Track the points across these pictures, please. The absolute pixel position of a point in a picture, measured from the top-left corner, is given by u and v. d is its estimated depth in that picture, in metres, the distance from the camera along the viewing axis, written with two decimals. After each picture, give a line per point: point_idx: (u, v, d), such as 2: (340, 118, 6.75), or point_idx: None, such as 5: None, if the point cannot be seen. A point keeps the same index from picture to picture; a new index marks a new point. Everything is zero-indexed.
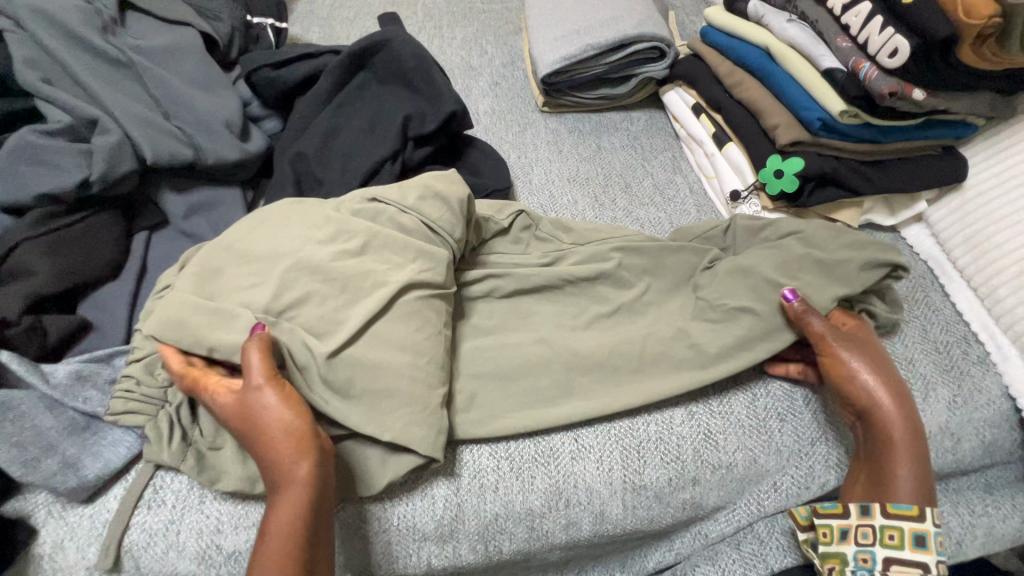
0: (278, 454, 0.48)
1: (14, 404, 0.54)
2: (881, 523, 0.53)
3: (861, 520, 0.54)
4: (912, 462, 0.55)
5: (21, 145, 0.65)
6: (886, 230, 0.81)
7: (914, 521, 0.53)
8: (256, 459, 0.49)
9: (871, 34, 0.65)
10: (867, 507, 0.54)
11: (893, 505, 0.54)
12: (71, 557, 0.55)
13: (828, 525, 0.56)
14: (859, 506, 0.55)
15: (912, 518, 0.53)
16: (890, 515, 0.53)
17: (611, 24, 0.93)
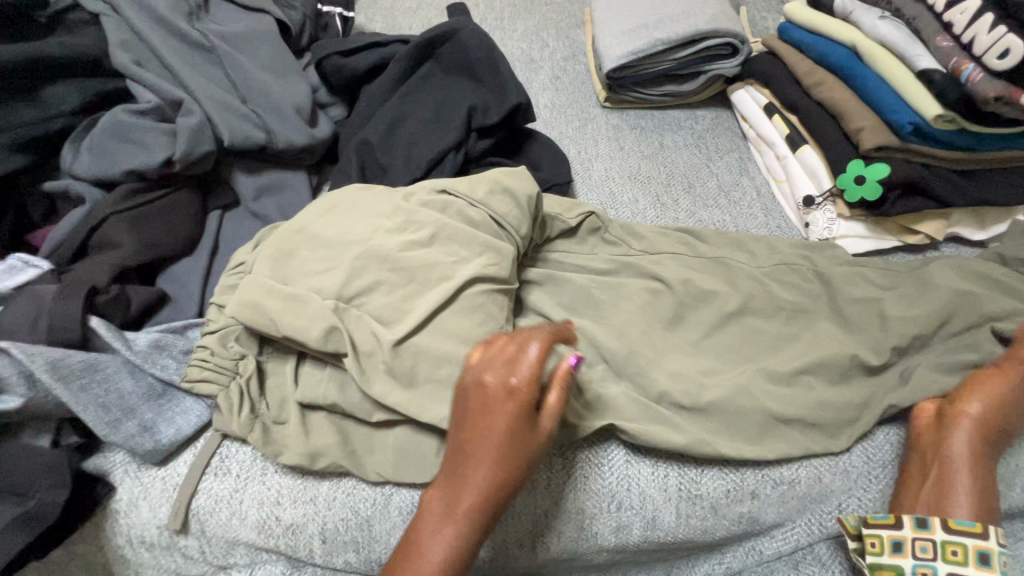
0: (507, 440, 0.49)
1: (100, 366, 0.56)
2: (942, 538, 0.52)
3: (918, 533, 0.53)
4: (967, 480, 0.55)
5: (114, 123, 0.69)
6: (973, 245, 0.76)
7: (978, 538, 0.52)
8: (516, 442, 0.49)
9: (978, 32, 0.61)
10: (926, 521, 0.53)
11: (956, 521, 0.52)
12: (143, 515, 0.58)
13: (879, 536, 0.53)
14: (915, 518, 0.53)
15: (975, 534, 0.52)
16: (951, 531, 0.52)
17: (683, 19, 0.90)
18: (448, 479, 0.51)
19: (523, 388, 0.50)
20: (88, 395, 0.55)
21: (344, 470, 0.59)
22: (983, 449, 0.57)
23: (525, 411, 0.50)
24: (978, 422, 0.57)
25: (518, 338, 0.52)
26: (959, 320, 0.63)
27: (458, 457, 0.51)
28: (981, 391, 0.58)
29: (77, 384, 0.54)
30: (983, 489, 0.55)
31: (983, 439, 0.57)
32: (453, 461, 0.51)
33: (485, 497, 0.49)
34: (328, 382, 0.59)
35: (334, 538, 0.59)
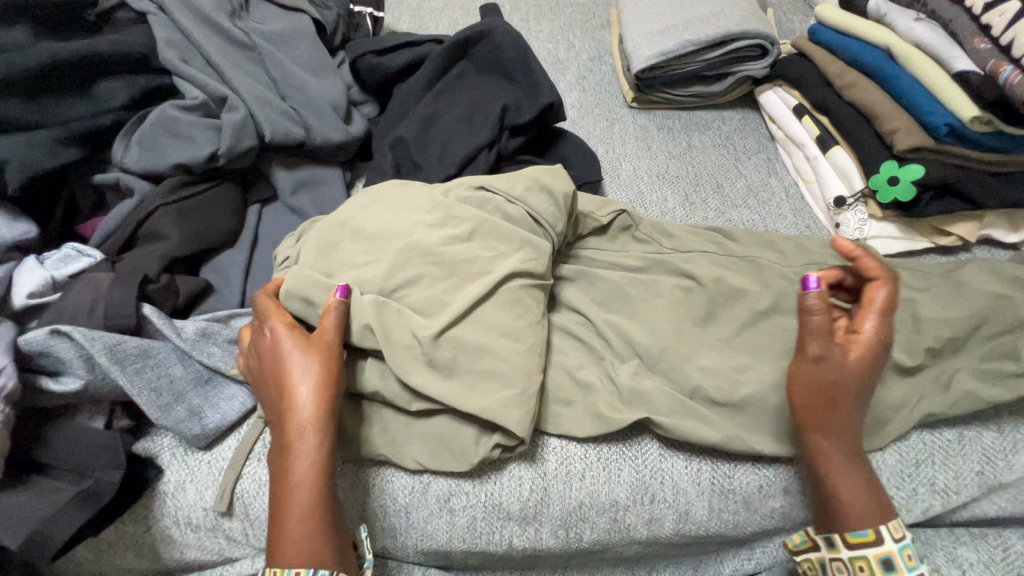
0: (281, 377, 0.53)
1: (153, 352, 0.58)
2: (848, 555, 0.51)
3: (831, 554, 0.53)
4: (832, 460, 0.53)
5: (163, 118, 0.71)
6: (1006, 248, 0.76)
7: (875, 546, 0.50)
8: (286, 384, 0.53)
9: (1019, 33, 0.61)
10: (829, 540, 0.53)
11: (851, 534, 0.51)
12: (189, 497, 0.60)
13: (811, 560, 0.55)
14: (824, 538, 0.53)
15: (870, 543, 0.50)
16: (852, 545, 0.51)
17: (712, 20, 0.91)
18: (279, 443, 0.52)
19: (286, 339, 0.54)
20: (141, 378, 0.57)
21: (383, 458, 0.60)
22: (838, 424, 0.53)
23: (320, 357, 0.54)
24: (806, 417, 0.54)
25: (257, 305, 0.58)
26: (997, 322, 0.62)
27: (280, 415, 0.53)
28: (795, 378, 0.55)
29: (132, 367, 0.56)
30: (871, 495, 0.52)
31: (826, 416, 0.53)
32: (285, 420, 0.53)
33: (302, 447, 0.51)
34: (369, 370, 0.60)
35: (374, 523, 0.60)
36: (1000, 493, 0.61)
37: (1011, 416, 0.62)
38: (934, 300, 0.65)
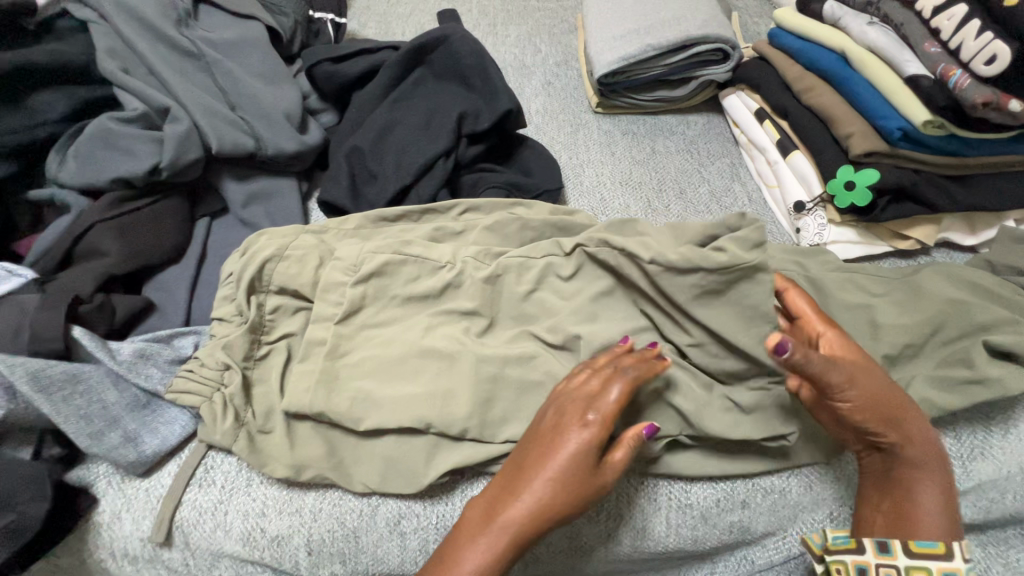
0: (569, 467, 0.50)
1: (84, 377, 0.56)
2: (905, 563, 0.49)
3: (879, 558, 0.49)
4: (535, 507, 0.50)
5: (102, 131, 0.69)
6: (965, 250, 0.76)
7: (942, 560, 0.48)
8: (575, 472, 0.50)
9: (966, 39, 0.60)
10: (886, 544, 0.49)
11: (918, 542, 0.49)
12: (126, 527, 0.57)
13: (842, 562, 0.51)
14: (878, 542, 0.50)
15: (939, 556, 0.48)
16: (915, 554, 0.49)
17: (674, 25, 0.90)
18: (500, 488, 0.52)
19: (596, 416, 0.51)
20: (70, 406, 0.54)
21: (331, 482, 0.58)
22: (911, 424, 0.53)
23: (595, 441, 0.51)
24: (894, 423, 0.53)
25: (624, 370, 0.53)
26: (951, 329, 0.62)
27: (513, 475, 0.52)
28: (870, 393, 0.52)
29: (59, 395, 0.54)
30: (944, 491, 0.52)
31: (897, 420, 0.53)
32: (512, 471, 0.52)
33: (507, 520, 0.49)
34: (315, 389, 0.58)
35: (321, 550, 0.58)
36: (958, 500, 0.61)
37: (968, 422, 0.62)
38: (897, 308, 0.63)
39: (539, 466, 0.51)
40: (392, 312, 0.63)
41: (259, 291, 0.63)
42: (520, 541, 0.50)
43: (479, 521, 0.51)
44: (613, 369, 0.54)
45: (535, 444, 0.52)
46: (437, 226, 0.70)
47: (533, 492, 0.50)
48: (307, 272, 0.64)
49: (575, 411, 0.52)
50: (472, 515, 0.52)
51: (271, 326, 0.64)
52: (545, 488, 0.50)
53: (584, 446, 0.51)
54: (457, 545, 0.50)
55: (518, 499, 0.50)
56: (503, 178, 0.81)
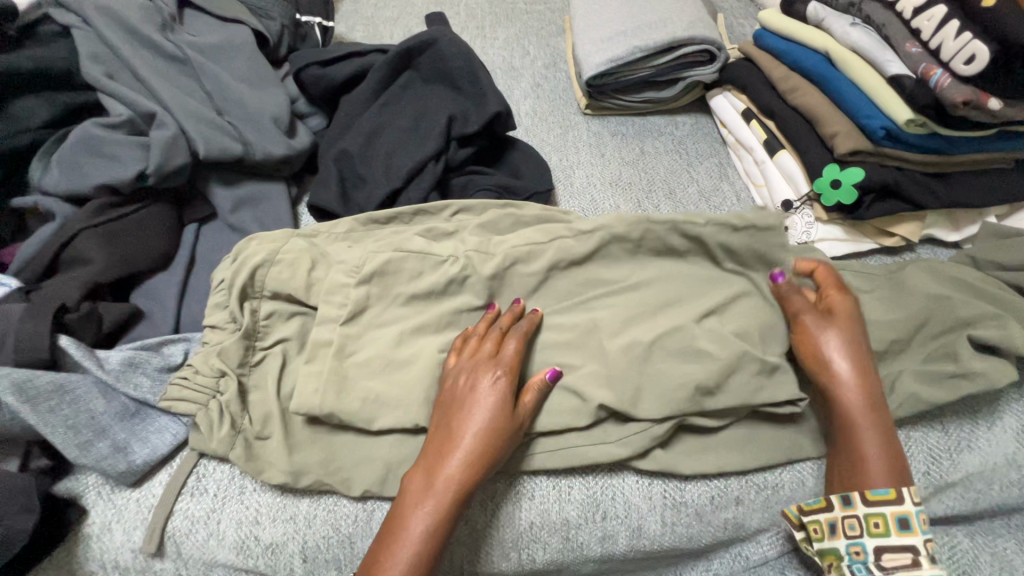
0: (493, 417, 0.53)
1: (71, 387, 0.55)
2: (865, 512, 0.52)
3: (845, 511, 0.53)
4: (467, 463, 0.51)
5: (86, 137, 0.68)
6: (949, 246, 0.78)
7: (894, 505, 0.52)
8: (499, 423, 0.53)
9: (945, 38, 0.61)
10: (847, 497, 0.53)
11: (871, 491, 0.52)
12: (117, 539, 0.56)
13: (818, 522, 0.55)
14: (840, 496, 0.54)
15: (891, 502, 0.52)
16: (871, 503, 0.52)
17: (661, 26, 0.91)
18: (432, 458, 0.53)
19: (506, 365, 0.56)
20: (57, 416, 0.53)
21: (325, 488, 0.58)
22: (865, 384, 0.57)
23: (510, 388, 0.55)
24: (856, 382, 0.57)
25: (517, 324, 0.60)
26: (938, 324, 0.63)
27: (443, 440, 0.53)
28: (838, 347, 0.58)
29: (45, 405, 0.53)
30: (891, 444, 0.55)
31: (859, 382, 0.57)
32: (441, 437, 0.54)
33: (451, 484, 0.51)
34: (308, 394, 0.58)
35: (316, 556, 0.57)
36: (946, 492, 0.62)
37: (954, 415, 0.63)
38: (884, 305, 0.64)
39: (463, 425, 0.53)
40: (385, 316, 0.62)
41: (250, 298, 0.63)
42: (460, 497, 0.51)
43: (419, 489, 0.51)
44: (505, 329, 0.60)
45: (455, 407, 0.55)
46: (428, 229, 0.70)
47: (461, 451, 0.52)
48: (299, 277, 0.64)
49: (484, 367, 0.56)
50: (410, 486, 0.52)
51: (264, 332, 0.63)
52: (474, 443, 0.52)
53: (499, 398, 0.54)
54: (400, 517, 0.50)
55: (452, 459, 0.52)
56: (493, 181, 0.82)
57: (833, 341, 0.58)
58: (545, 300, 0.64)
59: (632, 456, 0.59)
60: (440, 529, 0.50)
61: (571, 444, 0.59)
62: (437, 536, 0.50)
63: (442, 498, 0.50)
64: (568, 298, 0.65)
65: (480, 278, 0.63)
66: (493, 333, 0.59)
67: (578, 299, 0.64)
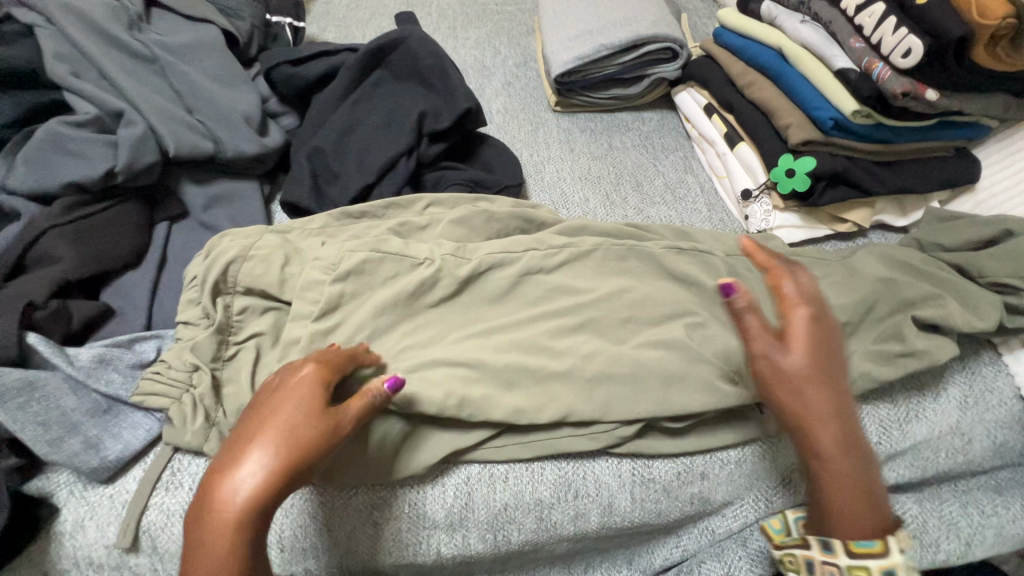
0: (297, 421, 0.46)
1: (39, 384, 0.55)
2: (847, 563, 0.49)
3: (824, 556, 0.51)
4: (264, 469, 0.44)
5: (52, 135, 0.68)
6: (896, 231, 0.82)
7: (880, 559, 0.48)
8: (307, 431, 0.46)
9: (884, 34, 0.65)
10: (829, 545, 0.50)
11: (857, 544, 0.49)
12: (91, 535, 0.56)
13: (793, 554, 0.54)
14: (821, 542, 0.51)
15: (878, 556, 0.48)
16: (855, 555, 0.49)
17: (626, 25, 0.94)
18: (220, 468, 0.45)
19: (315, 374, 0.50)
20: (26, 413, 0.53)
21: None
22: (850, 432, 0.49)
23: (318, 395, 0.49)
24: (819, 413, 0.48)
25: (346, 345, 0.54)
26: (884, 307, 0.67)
27: (235, 445, 0.46)
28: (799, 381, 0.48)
29: (13, 402, 0.53)
30: (867, 497, 0.49)
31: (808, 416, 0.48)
32: (231, 444, 0.46)
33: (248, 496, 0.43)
34: None
35: (293, 546, 0.58)
36: (897, 461, 0.65)
37: (903, 388, 0.67)
38: (838, 288, 0.68)
39: (263, 428, 0.46)
40: (358, 308, 0.63)
41: (225, 293, 0.64)
42: (250, 523, 0.43)
43: (202, 504, 0.44)
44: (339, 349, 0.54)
45: (257, 410, 0.48)
46: (401, 223, 0.72)
47: (255, 459, 0.44)
48: (273, 272, 0.64)
49: (292, 369, 0.51)
50: (195, 507, 0.44)
51: (239, 327, 0.63)
52: (272, 447, 0.45)
53: (302, 396, 0.48)
54: (192, 552, 0.43)
55: (245, 464, 0.44)
56: (464, 176, 0.83)
57: (815, 385, 0.48)
58: (516, 288, 0.66)
59: (601, 439, 0.61)
60: (231, 548, 0.43)
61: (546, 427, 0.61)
62: (227, 561, 0.42)
63: (225, 518, 0.43)
64: (539, 287, 0.66)
65: (452, 268, 0.65)
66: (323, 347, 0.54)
67: (548, 288, 0.66)
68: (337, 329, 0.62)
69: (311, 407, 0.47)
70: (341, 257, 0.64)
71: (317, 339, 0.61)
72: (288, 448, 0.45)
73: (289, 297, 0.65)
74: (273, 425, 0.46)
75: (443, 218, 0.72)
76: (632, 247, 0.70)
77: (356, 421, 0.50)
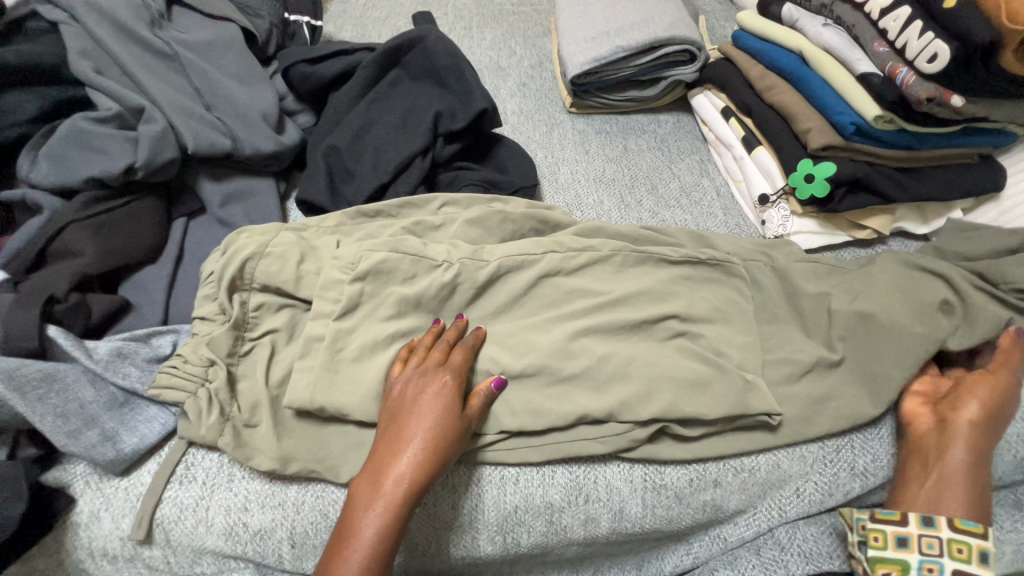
0: (441, 424, 0.54)
1: (59, 376, 0.56)
2: (949, 536, 0.53)
3: (923, 530, 0.53)
4: (417, 462, 0.52)
5: (75, 131, 0.68)
6: (917, 239, 0.81)
7: (980, 538, 0.53)
8: (448, 432, 0.54)
9: (909, 39, 0.64)
10: (932, 518, 0.53)
11: (962, 520, 0.53)
12: (106, 527, 0.57)
13: (881, 531, 0.55)
14: (923, 516, 0.54)
15: (977, 534, 0.53)
16: (956, 529, 0.53)
17: (643, 27, 0.93)
18: (377, 463, 0.52)
19: (450, 379, 0.57)
20: (46, 405, 0.54)
21: (314, 475, 0.59)
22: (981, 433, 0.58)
23: (452, 400, 0.55)
24: (975, 425, 0.58)
25: (460, 343, 0.61)
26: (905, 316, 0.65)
27: (389, 443, 0.53)
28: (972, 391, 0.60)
29: (34, 394, 0.53)
30: (979, 494, 0.56)
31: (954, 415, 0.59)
32: (387, 442, 0.53)
33: (403, 492, 0.51)
34: (303, 383, 0.59)
35: (304, 542, 0.58)
36: None
37: None
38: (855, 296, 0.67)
39: (411, 429, 0.53)
40: (373, 308, 0.63)
41: (241, 289, 0.64)
42: (406, 507, 0.51)
43: (366, 493, 0.51)
44: (453, 347, 0.60)
45: (404, 412, 0.55)
46: (416, 222, 0.72)
47: (408, 456, 0.52)
48: (289, 269, 0.65)
49: (432, 373, 0.57)
50: (356, 493, 0.51)
51: (254, 323, 0.64)
52: (424, 448, 0.52)
53: (444, 403, 0.55)
54: (348, 526, 0.50)
55: (400, 459, 0.52)
56: (479, 176, 0.83)
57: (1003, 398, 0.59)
58: (530, 291, 0.66)
59: (613, 447, 0.61)
60: (392, 533, 0.50)
61: (557, 433, 0.61)
62: (384, 545, 0.49)
63: (388, 506, 0.50)
64: (552, 289, 0.66)
65: (466, 269, 0.65)
66: (438, 343, 0.60)
67: (563, 291, 0.66)
68: (351, 327, 0.62)
69: (450, 412, 0.55)
70: (357, 257, 0.65)
71: (332, 337, 0.61)
72: (432, 448, 0.53)
73: (305, 295, 0.65)
74: (422, 429, 0.53)
75: (459, 218, 0.72)
76: (646, 251, 0.69)
77: (475, 417, 0.58)
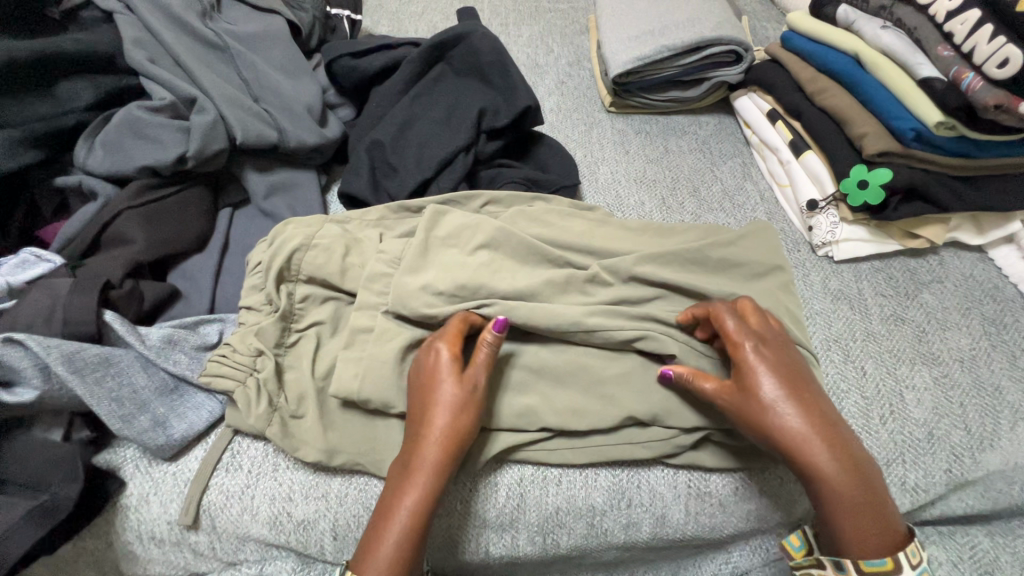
0: (450, 397, 0.53)
1: (115, 360, 0.56)
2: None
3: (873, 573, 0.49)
4: (442, 440, 0.52)
5: (129, 120, 0.69)
6: (971, 250, 0.79)
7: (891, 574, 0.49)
8: (454, 403, 0.53)
9: (978, 42, 0.62)
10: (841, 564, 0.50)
11: (867, 563, 0.49)
12: (155, 511, 0.58)
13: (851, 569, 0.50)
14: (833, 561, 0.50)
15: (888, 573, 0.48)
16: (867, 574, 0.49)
17: (688, 26, 0.92)
18: (405, 446, 0.53)
19: (444, 348, 0.56)
20: (102, 388, 0.55)
21: (358, 467, 0.59)
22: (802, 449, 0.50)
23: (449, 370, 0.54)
24: None
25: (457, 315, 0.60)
26: None
27: (412, 425, 0.54)
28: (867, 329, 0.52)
29: (92, 376, 0.54)
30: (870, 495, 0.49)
31: None
32: (411, 425, 0.54)
33: (431, 472, 0.51)
34: (349, 376, 0.59)
35: (346, 534, 0.59)
36: (966, 490, 0.62)
37: (977, 413, 0.64)
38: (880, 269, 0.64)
39: (426, 407, 0.54)
40: None
41: (288, 281, 0.65)
42: (436, 486, 0.51)
43: (397, 476, 0.52)
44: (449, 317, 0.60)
45: (418, 393, 0.55)
46: None
47: (429, 435, 0.52)
48: (335, 261, 0.65)
49: (427, 349, 0.57)
50: (390, 478, 0.53)
51: (300, 314, 0.64)
52: (444, 425, 0.52)
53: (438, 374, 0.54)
54: (384, 507, 0.51)
55: (424, 439, 0.52)
56: (521, 174, 0.83)
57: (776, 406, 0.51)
58: None
59: (658, 451, 0.60)
60: (424, 513, 0.50)
61: (602, 436, 0.60)
62: (418, 526, 0.49)
63: (417, 487, 0.50)
64: None
65: (513, 267, 0.64)
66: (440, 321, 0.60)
67: None
68: (397, 321, 0.62)
69: (448, 382, 0.54)
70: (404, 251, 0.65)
71: (379, 331, 0.61)
72: (455, 425, 0.53)
73: (350, 287, 0.65)
74: (438, 406, 0.53)
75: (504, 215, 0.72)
76: None
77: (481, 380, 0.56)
